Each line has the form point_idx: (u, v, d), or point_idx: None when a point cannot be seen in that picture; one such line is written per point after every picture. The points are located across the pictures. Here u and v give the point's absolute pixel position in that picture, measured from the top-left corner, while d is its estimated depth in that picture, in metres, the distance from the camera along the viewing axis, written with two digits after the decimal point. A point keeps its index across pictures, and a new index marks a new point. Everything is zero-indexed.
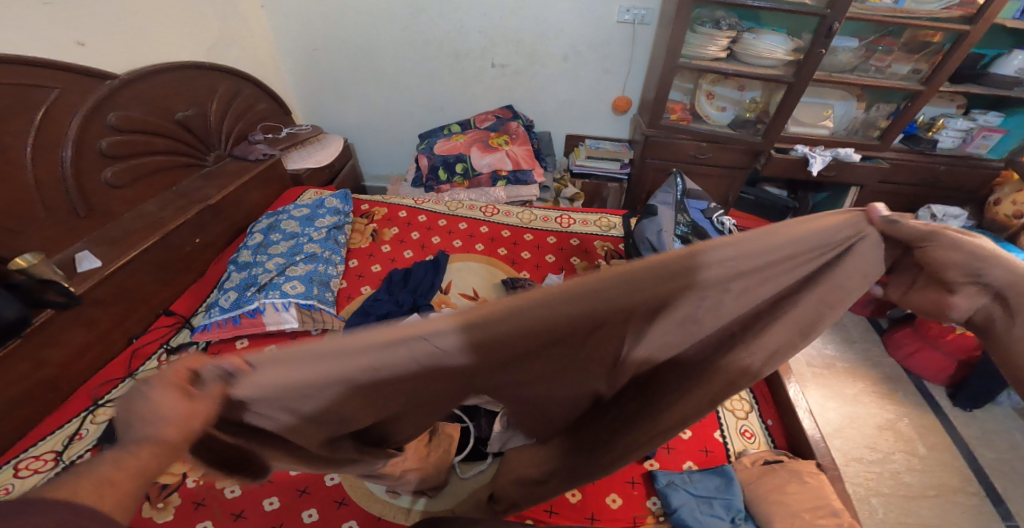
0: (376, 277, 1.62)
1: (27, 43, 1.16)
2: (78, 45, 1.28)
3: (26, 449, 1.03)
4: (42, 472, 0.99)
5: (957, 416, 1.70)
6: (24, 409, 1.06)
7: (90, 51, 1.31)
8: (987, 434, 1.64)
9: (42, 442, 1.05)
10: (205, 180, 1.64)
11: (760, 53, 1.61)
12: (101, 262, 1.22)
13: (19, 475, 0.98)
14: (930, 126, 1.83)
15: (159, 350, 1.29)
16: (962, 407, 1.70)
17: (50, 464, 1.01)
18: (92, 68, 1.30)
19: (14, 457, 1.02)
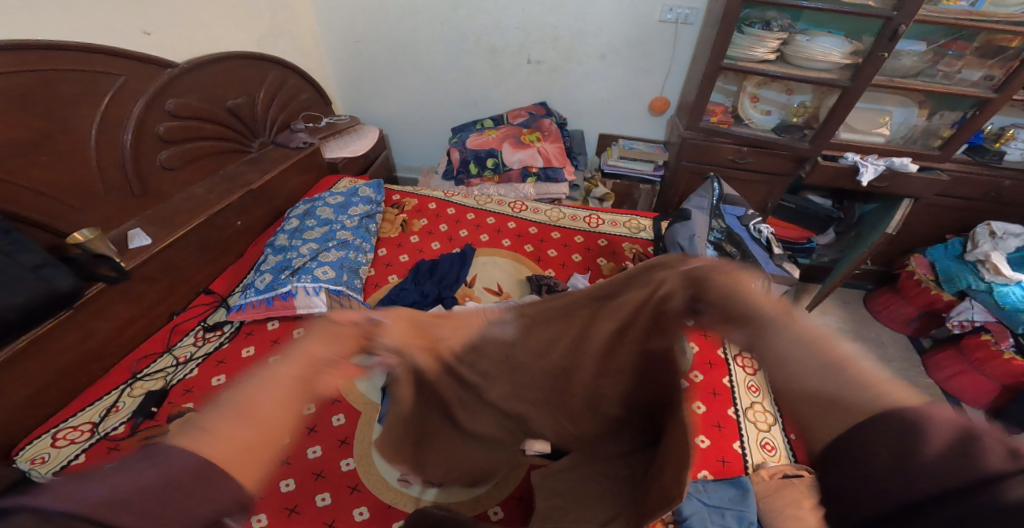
0: (403, 266, 1.64)
1: (97, 31, 1.22)
2: (144, 34, 1.34)
3: (69, 417, 1.11)
4: (78, 442, 1.06)
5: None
6: (73, 374, 1.14)
7: (155, 41, 1.37)
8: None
9: (84, 412, 1.13)
10: (249, 165, 1.70)
11: (813, 55, 1.52)
12: (151, 240, 1.28)
13: (56, 444, 1.06)
14: (998, 137, 1.69)
15: (196, 328, 1.36)
16: None
17: (85, 436, 1.08)
18: (156, 57, 1.36)
19: (55, 426, 1.09)
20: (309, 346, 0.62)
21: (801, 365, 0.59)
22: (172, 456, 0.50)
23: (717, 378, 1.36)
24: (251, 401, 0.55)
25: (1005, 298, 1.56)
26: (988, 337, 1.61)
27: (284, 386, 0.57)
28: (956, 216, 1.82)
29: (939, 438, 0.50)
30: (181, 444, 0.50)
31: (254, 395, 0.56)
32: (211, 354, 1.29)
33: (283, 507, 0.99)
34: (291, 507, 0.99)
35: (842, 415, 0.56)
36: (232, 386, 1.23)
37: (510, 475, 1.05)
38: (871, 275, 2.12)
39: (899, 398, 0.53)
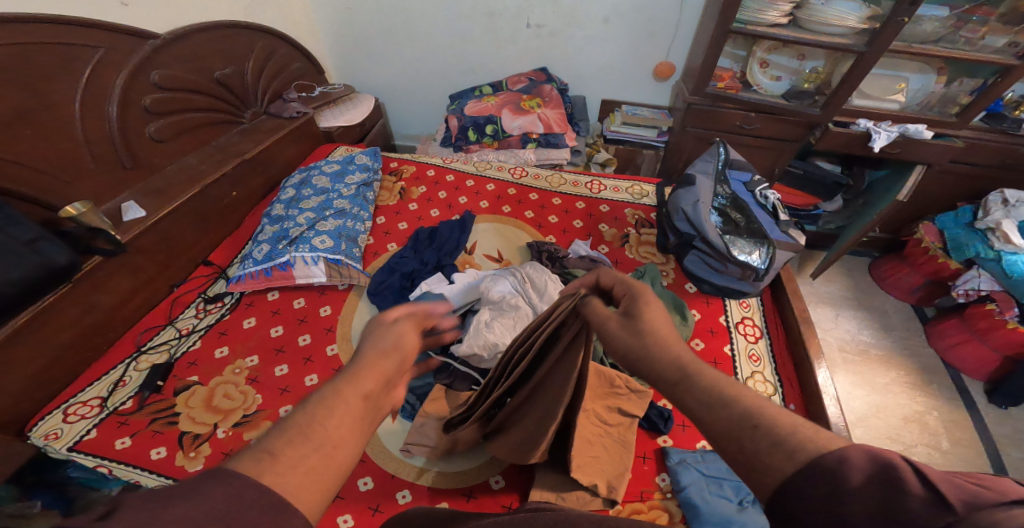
0: (403, 234, 1.64)
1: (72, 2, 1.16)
2: (120, 5, 1.27)
3: (78, 392, 1.15)
4: (89, 418, 1.11)
5: (991, 413, 1.63)
6: (80, 346, 1.17)
7: (133, 11, 1.30)
8: (1020, 434, 1.58)
9: (92, 387, 1.17)
10: (242, 136, 1.66)
11: (827, 20, 1.43)
12: (145, 212, 1.28)
13: (68, 420, 1.11)
14: (1018, 104, 1.64)
15: (197, 300, 1.38)
16: (998, 404, 1.63)
17: (96, 410, 1.13)
18: (137, 28, 1.31)
19: (65, 401, 1.14)
20: (370, 360, 0.62)
21: (719, 399, 0.57)
22: (251, 487, 0.46)
23: (719, 347, 1.37)
24: (323, 423, 0.54)
25: (1013, 267, 1.55)
26: (994, 307, 1.59)
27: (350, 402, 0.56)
28: (968, 184, 1.78)
29: (863, 474, 0.47)
30: (259, 475, 0.48)
31: (323, 416, 0.54)
32: (213, 326, 1.32)
33: None
34: None
35: (764, 470, 0.51)
36: (234, 359, 1.26)
37: None
38: (879, 243, 2.09)
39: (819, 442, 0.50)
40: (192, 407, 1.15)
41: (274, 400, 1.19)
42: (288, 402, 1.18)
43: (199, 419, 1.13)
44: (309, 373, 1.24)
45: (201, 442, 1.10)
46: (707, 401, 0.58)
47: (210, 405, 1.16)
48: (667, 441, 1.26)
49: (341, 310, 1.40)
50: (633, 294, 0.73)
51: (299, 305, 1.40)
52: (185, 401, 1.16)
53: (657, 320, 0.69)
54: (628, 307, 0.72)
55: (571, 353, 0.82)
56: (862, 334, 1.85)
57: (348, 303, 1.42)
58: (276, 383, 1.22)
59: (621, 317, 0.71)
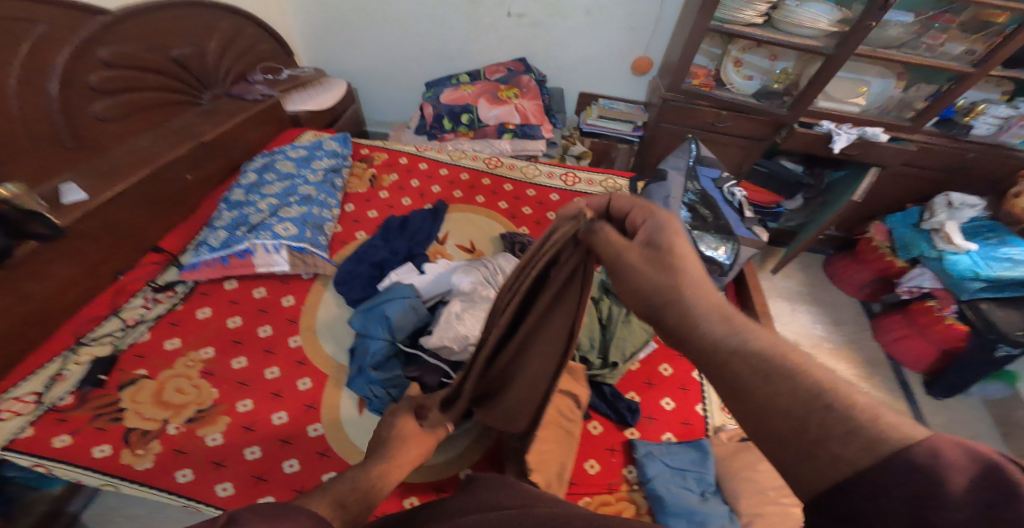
0: (372, 223, 1.59)
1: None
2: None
3: (9, 387, 1.06)
4: (24, 415, 1.03)
5: (928, 404, 1.74)
6: (15, 336, 1.08)
7: None
8: (952, 422, 1.70)
9: (26, 381, 1.08)
10: (200, 119, 1.56)
11: (801, 22, 1.47)
12: (87, 195, 1.19)
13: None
14: (969, 111, 1.71)
15: (146, 288, 1.30)
16: (935, 396, 1.75)
17: (31, 406, 1.04)
18: (86, 4, 1.20)
19: None
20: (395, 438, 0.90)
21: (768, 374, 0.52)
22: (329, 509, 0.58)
23: None
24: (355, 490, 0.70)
25: (954, 267, 1.62)
26: (934, 303, 1.70)
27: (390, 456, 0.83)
28: (919, 186, 1.88)
29: (962, 475, 0.40)
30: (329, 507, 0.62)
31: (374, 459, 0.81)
32: (163, 316, 1.25)
33: (247, 474, 1.02)
34: (258, 474, 1.02)
35: (828, 461, 0.45)
36: (187, 350, 1.20)
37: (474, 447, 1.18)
38: (834, 241, 2.19)
39: (900, 433, 0.44)
40: (140, 403, 1.08)
41: (231, 394, 1.13)
42: (247, 396, 1.14)
43: (147, 415, 1.07)
44: (270, 366, 1.20)
45: (150, 439, 1.04)
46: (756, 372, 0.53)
47: (160, 400, 1.09)
48: (634, 433, 1.30)
49: (305, 300, 1.35)
50: (655, 222, 0.68)
51: (259, 295, 1.34)
52: (131, 396, 1.09)
53: (683, 253, 0.64)
54: (650, 237, 0.66)
55: (569, 290, 0.82)
56: (816, 328, 1.93)
57: (312, 294, 1.37)
58: (234, 376, 1.17)
59: (641, 246, 0.66)
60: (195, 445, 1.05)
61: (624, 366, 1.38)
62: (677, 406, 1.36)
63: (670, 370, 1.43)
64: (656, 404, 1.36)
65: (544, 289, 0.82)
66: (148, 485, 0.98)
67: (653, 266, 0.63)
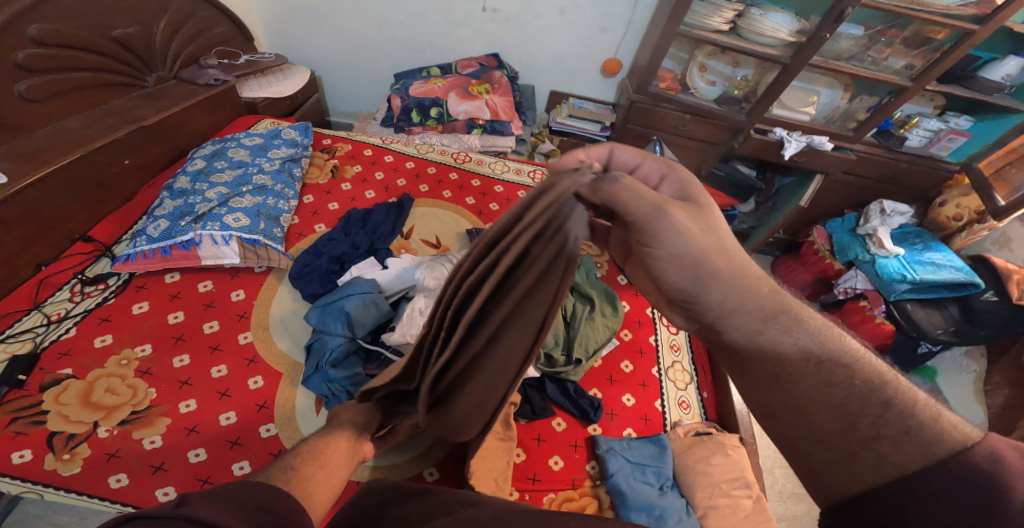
0: (332, 216, 1.54)
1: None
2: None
3: None
4: None
5: None
6: None
7: None
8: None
9: None
10: (142, 101, 1.45)
11: (763, 31, 1.55)
12: (6, 179, 1.08)
13: None
14: (904, 124, 1.88)
15: (72, 280, 1.19)
16: None
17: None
18: None
19: None
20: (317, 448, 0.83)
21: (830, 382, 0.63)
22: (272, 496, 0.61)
23: (644, 337, 1.54)
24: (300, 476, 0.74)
25: (884, 270, 1.76)
26: (866, 303, 1.83)
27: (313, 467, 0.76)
28: (858, 194, 2.03)
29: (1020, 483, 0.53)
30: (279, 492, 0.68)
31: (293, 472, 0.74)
32: (92, 311, 1.16)
33: (191, 479, 0.96)
34: (204, 478, 0.97)
35: (876, 463, 0.59)
36: (121, 348, 1.11)
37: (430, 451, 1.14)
38: (780, 244, 2.32)
39: (961, 434, 0.57)
40: (64, 404, 1.00)
41: (171, 394, 1.06)
42: (191, 396, 1.07)
43: (73, 418, 0.98)
44: (217, 364, 1.13)
45: (77, 443, 0.96)
46: (818, 385, 0.64)
47: (89, 401, 1.01)
48: (596, 429, 1.32)
49: (256, 296, 1.28)
50: (676, 178, 0.79)
51: (204, 288, 1.27)
52: (54, 398, 1.00)
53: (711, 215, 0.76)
54: (677, 193, 0.78)
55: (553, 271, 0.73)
56: None
57: (265, 288, 1.30)
58: (175, 375, 1.09)
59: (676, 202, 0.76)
60: (130, 450, 0.97)
61: (587, 363, 1.39)
62: (637, 401, 1.40)
63: (631, 366, 1.47)
64: (618, 400, 1.39)
65: (534, 256, 0.70)
66: (76, 492, 0.92)
67: (695, 218, 0.73)
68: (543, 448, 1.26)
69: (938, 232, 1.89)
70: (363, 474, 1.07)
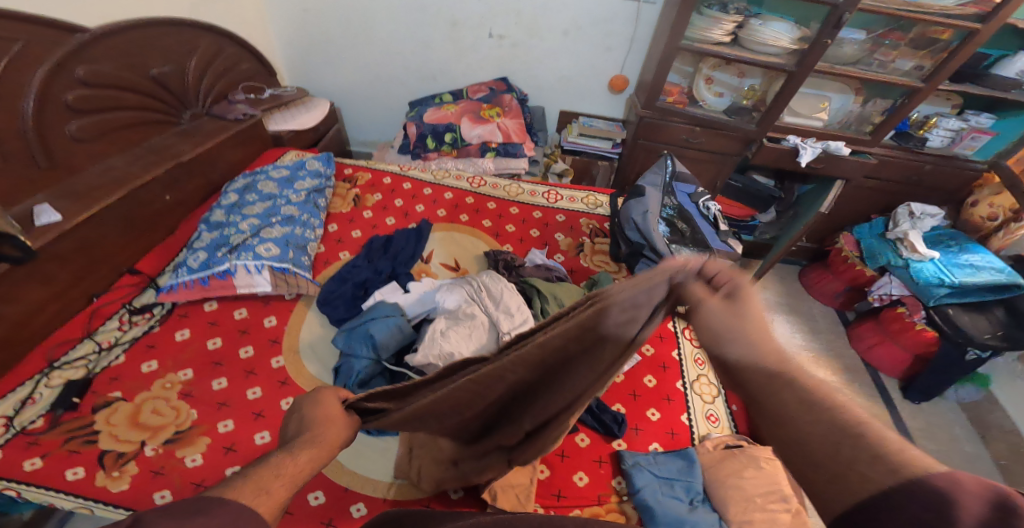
0: (355, 243, 1.59)
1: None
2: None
3: None
4: None
5: (907, 408, 1.79)
6: None
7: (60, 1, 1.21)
8: (931, 426, 1.75)
9: None
10: (179, 138, 1.55)
11: (764, 40, 1.57)
12: (61, 217, 1.16)
13: None
14: (922, 125, 1.83)
15: (121, 310, 1.26)
16: (911, 400, 1.80)
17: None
18: (62, 21, 1.20)
19: None
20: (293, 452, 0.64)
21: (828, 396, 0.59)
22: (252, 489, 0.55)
23: (667, 352, 1.52)
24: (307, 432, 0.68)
25: (920, 274, 1.69)
26: (903, 310, 1.77)
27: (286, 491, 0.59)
28: (883, 198, 1.98)
29: None
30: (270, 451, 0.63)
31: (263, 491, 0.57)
32: (140, 338, 1.22)
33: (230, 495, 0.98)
34: None
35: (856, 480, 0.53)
36: (165, 372, 1.16)
37: None
38: (806, 253, 2.28)
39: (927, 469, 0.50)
40: (114, 425, 1.04)
41: (211, 415, 1.10)
42: (228, 416, 1.10)
43: (122, 437, 1.03)
44: (252, 386, 1.17)
45: (126, 461, 1.00)
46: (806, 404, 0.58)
47: (136, 422, 1.06)
48: (621, 444, 1.30)
49: (287, 321, 1.33)
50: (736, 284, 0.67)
51: (240, 315, 1.32)
52: (105, 419, 1.05)
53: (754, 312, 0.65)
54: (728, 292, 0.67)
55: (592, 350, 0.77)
56: (795, 337, 1.98)
57: (296, 313, 1.35)
58: (213, 398, 1.13)
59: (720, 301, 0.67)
60: (173, 466, 1.01)
61: None
62: (663, 416, 1.37)
63: (655, 380, 1.45)
64: (643, 414, 1.37)
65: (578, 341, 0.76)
66: (124, 508, 0.94)
67: (728, 314, 0.66)
68: (567, 463, 1.24)
69: (974, 233, 1.83)
70: (387, 491, 1.07)
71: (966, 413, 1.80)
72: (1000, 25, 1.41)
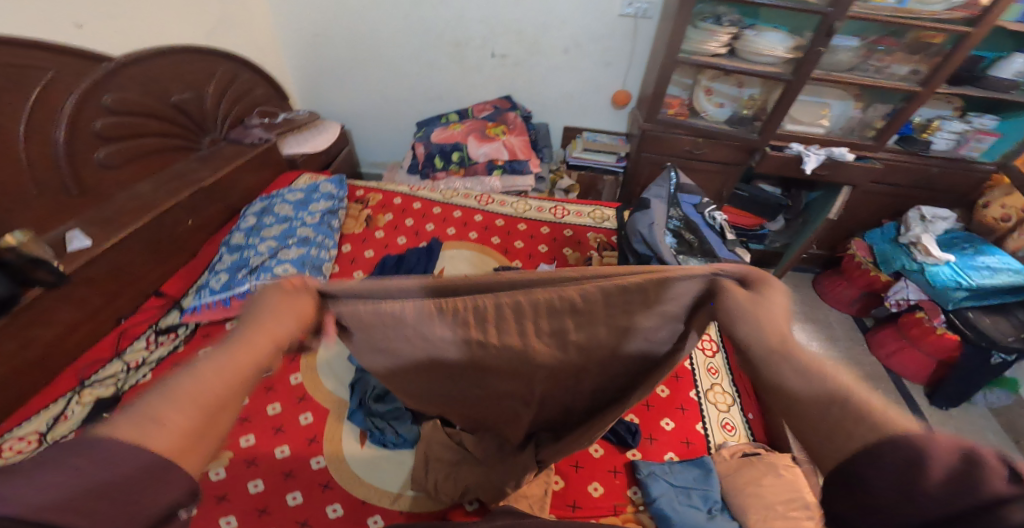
0: (368, 262, 1.63)
1: (27, 23, 1.13)
2: (74, 27, 1.24)
3: (13, 427, 1.04)
4: (26, 451, 1.00)
5: (935, 415, 1.76)
6: (21, 379, 1.08)
7: (87, 33, 1.27)
8: (962, 433, 1.71)
9: (30, 421, 1.06)
10: (199, 164, 1.62)
11: (759, 50, 1.61)
12: (91, 242, 1.21)
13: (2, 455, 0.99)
14: (925, 128, 1.85)
15: (148, 331, 1.30)
16: (939, 406, 1.77)
17: (34, 444, 1.02)
18: (90, 50, 1.27)
19: None
20: (189, 380, 0.42)
21: None
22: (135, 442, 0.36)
23: (679, 362, 1.52)
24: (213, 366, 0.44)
25: (936, 278, 1.68)
26: (924, 314, 1.74)
27: (196, 421, 0.40)
28: (892, 203, 1.98)
29: None
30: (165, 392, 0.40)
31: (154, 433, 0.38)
32: (166, 358, 1.25)
33: (251, 507, 1.04)
34: (262, 507, 1.05)
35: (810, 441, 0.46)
36: None
37: None
38: (818, 259, 2.27)
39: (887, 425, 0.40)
40: None
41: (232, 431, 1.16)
42: (249, 431, 1.17)
43: None
44: (272, 402, 1.23)
45: None
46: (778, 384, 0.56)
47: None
48: (636, 454, 1.29)
49: None
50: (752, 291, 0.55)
51: None
52: None
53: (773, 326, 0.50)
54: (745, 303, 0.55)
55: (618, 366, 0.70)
56: (811, 345, 1.97)
57: None
58: (235, 413, 1.20)
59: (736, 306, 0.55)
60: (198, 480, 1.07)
61: None
62: (676, 425, 1.36)
63: (667, 390, 1.44)
64: (657, 424, 1.36)
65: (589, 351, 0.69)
66: None
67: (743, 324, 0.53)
68: (581, 474, 1.24)
69: (988, 235, 1.81)
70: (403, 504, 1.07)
71: (996, 419, 1.76)
72: (989, 28, 1.43)
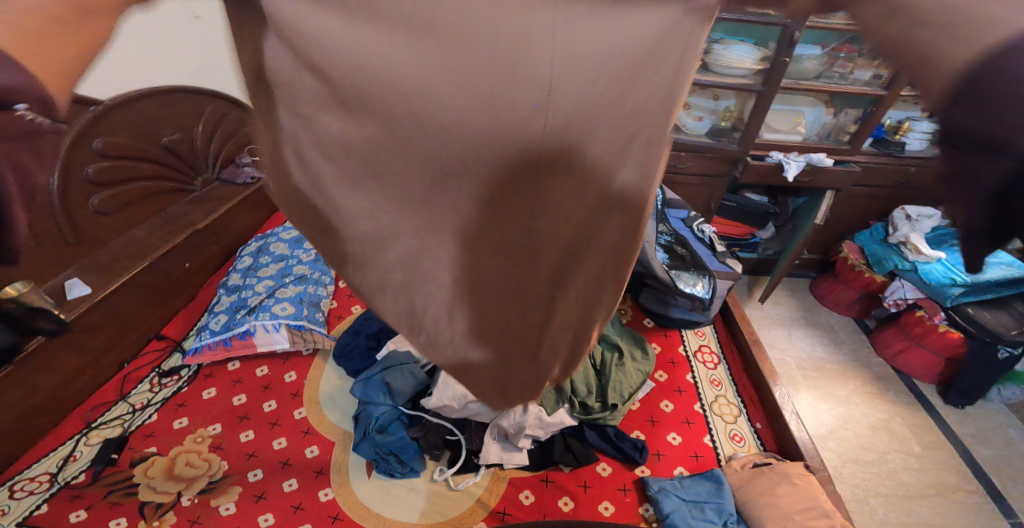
0: (366, 296, 1.64)
1: None
2: None
3: (24, 469, 1.09)
4: (37, 493, 1.05)
5: (951, 414, 1.74)
6: (23, 425, 1.11)
7: None
8: (981, 431, 1.70)
9: (37, 464, 1.10)
10: (193, 205, 1.63)
11: (729, 62, 1.67)
12: (90, 289, 1.23)
13: (15, 497, 1.04)
14: (897, 130, 1.90)
15: (151, 374, 1.33)
16: (953, 405, 1.76)
17: (45, 486, 1.06)
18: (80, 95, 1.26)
19: (9, 480, 1.07)
20: None
21: None
22: None
23: (681, 375, 1.51)
24: None
25: (929, 276, 1.72)
26: (923, 313, 1.76)
27: None
28: (878, 204, 2.00)
29: None
30: None
31: None
32: (169, 398, 1.28)
33: None
34: None
35: None
36: (195, 428, 1.21)
37: (490, 489, 1.18)
38: (813, 263, 2.28)
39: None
40: (152, 478, 1.10)
41: (240, 466, 1.15)
42: (257, 466, 1.15)
43: (160, 489, 1.08)
44: (277, 437, 1.22)
45: (165, 511, 1.05)
46: None
47: (172, 474, 1.11)
48: (645, 470, 1.26)
49: (307, 375, 1.38)
50: None
51: (262, 372, 1.37)
52: (143, 472, 1.10)
53: None
54: None
55: None
56: (816, 350, 1.96)
57: (314, 368, 1.40)
58: (243, 449, 1.18)
59: None
60: (207, 515, 1.05)
61: (624, 407, 1.36)
62: (684, 439, 1.34)
63: (671, 405, 1.42)
64: (663, 439, 1.34)
65: None
66: None
67: None
68: (591, 493, 1.19)
69: None
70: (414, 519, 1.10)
71: (1014, 415, 1.75)
72: None
